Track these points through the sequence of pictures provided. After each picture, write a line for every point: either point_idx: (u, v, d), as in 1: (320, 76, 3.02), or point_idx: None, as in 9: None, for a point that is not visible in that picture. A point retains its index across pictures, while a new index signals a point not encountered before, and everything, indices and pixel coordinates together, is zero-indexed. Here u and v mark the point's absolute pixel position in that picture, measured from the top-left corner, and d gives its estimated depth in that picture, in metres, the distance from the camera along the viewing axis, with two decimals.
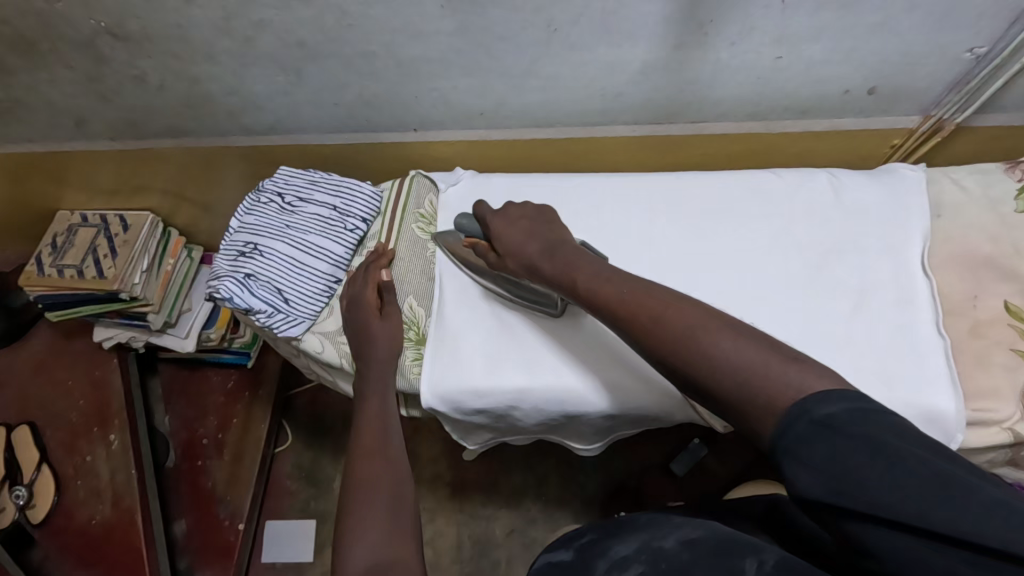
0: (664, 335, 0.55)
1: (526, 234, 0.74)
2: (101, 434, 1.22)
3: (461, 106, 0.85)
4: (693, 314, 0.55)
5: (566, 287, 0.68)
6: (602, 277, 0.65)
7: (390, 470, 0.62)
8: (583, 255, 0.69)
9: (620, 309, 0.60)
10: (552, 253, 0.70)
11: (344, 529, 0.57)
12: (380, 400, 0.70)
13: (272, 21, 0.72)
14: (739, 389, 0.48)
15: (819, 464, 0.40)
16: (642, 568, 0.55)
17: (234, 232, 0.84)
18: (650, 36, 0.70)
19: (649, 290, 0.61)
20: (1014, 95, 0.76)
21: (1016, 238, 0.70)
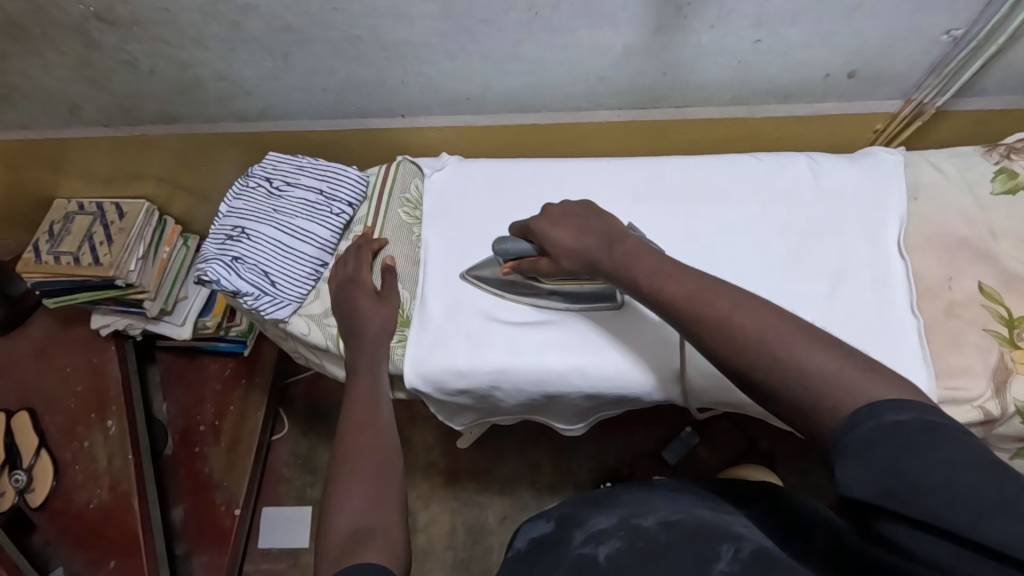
0: (729, 341, 0.48)
1: (581, 233, 0.67)
2: (99, 419, 1.23)
3: (447, 90, 0.86)
4: (762, 315, 0.48)
5: (626, 283, 0.61)
6: (663, 267, 0.58)
7: (377, 445, 0.62)
8: (629, 243, 0.63)
9: (675, 307, 0.54)
10: (615, 243, 0.64)
11: (328, 498, 0.57)
12: (371, 378, 0.70)
13: (258, 5, 0.73)
14: (813, 397, 0.43)
15: (874, 466, 0.37)
16: (618, 544, 0.55)
17: (223, 216, 0.85)
18: (631, 20, 0.70)
19: (713, 285, 0.53)
20: (992, 78, 0.77)
21: (992, 220, 0.71)
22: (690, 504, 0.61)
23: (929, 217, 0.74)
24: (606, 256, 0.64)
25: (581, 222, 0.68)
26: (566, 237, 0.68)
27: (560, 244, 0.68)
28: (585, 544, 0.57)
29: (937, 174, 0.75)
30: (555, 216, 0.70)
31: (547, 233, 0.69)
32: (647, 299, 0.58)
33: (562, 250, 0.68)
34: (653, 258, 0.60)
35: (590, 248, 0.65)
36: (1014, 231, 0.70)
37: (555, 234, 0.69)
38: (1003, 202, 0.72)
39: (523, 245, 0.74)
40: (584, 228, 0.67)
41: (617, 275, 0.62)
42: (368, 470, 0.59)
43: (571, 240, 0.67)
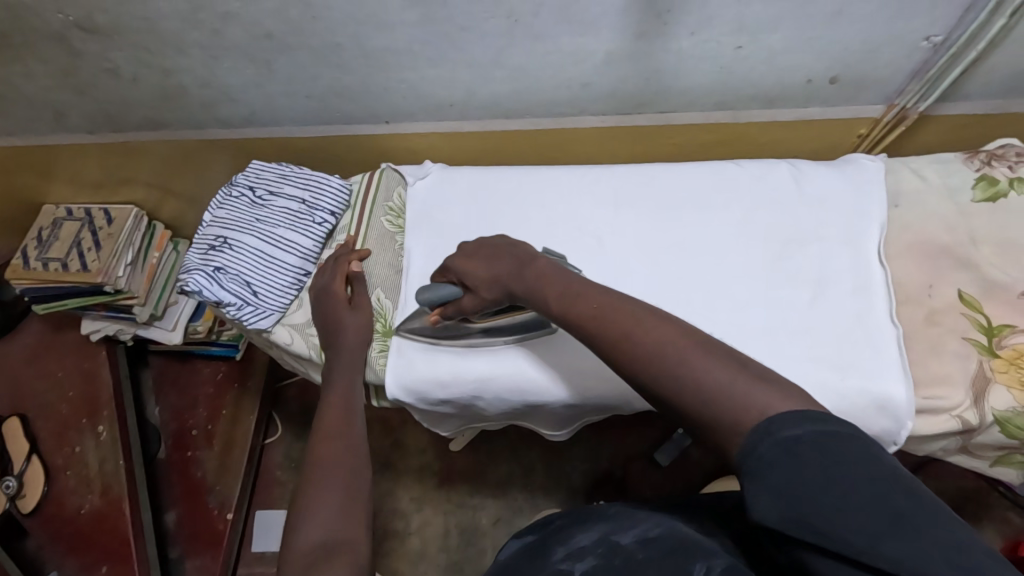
0: (633, 358, 0.49)
1: (492, 260, 0.67)
2: (90, 424, 1.23)
3: (430, 96, 0.86)
4: (663, 331, 0.50)
5: (540, 305, 0.61)
6: (575, 289, 0.58)
7: (348, 456, 0.62)
8: (543, 264, 0.63)
9: (585, 327, 0.55)
10: (526, 267, 0.64)
11: (297, 509, 0.57)
12: (345, 388, 0.70)
13: (237, 13, 0.72)
14: (709, 410, 0.44)
15: (779, 487, 0.37)
16: (595, 561, 0.55)
17: (207, 226, 0.85)
18: (611, 27, 0.70)
19: (618, 303, 0.54)
20: (974, 83, 0.76)
21: (974, 227, 0.71)
22: (669, 519, 0.61)
23: (911, 224, 0.74)
24: (517, 283, 0.64)
25: (492, 251, 0.68)
26: (478, 269, 0.68)
27: (472, 276, 0.68)
28: (562, 560, 0.56)
29: (919, 180, 0.75)
30: (469, 251, 0.70)
31: (460, 268, 0.69)
32: (560, 320, 0.58)
33: (475, 281, 0.68)
34: (566, 281, 0.60)
35: (501, 272, 0.65)
36: (995, 237, 0.70)
37: (465, 268, 0.69)
38: (985, 208, 0.72)
39: (445, 292, 0.71)
40: (497, 255, 0.67)
41: (529, 299, 0.62)
42: (338, 483, 0.59)
43: (483, 270, 0.67)
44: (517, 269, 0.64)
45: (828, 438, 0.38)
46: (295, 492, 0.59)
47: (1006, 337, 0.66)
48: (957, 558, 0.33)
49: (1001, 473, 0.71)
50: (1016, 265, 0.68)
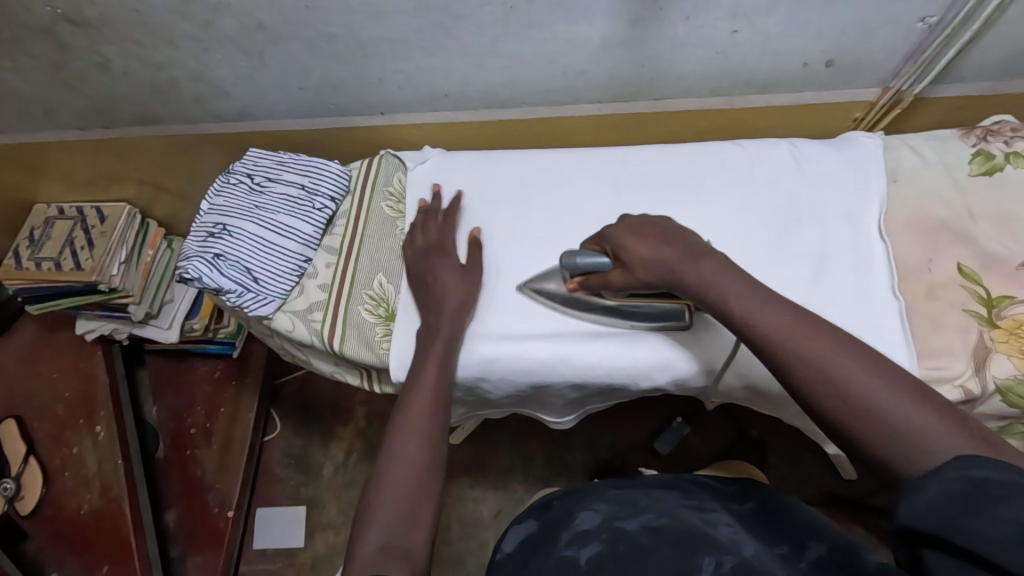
0: (824, 383, 0.47)
1: (656, 244, 0.63)
2: (88, 424, 1.23)
3: (426, 86, 0.85)
4: (866, 365, 0.47)
5: (713, 307, 0.57)
6: (755, 296, 0.54)
7: (422, 450, 0.62)
8: (701, 268, 0.59)
9: (764, 340, 0.52)
10: (696, 264, 0.60)
11: (368, 499, 0.60)
12: (436, 371, 0.68)
13: (229, 4, 0.72)
14: (899, 447, 0.43)
15: (936, 502, 0.38)
16: (600, 547, 0.59)
17: (205, 213, 0.84)
18: (607, 13, 0.70)
19: (805, 322, 0.51)
20: (968, 64, 0.77)
21: (971, 204, 0.72)
22: (673, 507, 0.66)
23: (908, 203, 0.74)
24: (687, 271, 0.60)
25: (660, 235, 0.64)
26: (645, 248, 0.63)
27: (632, 255, 0.64)
28: (567, 547, 0.60)
29: (916, 158, 0.75)
30: (634, 226, 0.66)
31: (623, 244, 0.65)
32: (737, 329, 0.55)
33: (634, 259, 0.64)
34: (740, 286, 0.56)
35: (668, 258, 0.61)
36: (993, 213, 0.70)
37: (631, 246, 0.64)
38: (980, 183, 0.72)
39: (596, 261, 0.68)
40: (663, 238, 0.63)
41: (699, 296, 0.59)
42: (408, 478, 0.60)
43: (648, 252, 0.63)
44: (689, 260, 0.60)
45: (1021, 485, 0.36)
46: (368, 485, 0.61)
47: (1006, 308, 0.67)
48: None
49: None
50: (1013, 239, 0.69)
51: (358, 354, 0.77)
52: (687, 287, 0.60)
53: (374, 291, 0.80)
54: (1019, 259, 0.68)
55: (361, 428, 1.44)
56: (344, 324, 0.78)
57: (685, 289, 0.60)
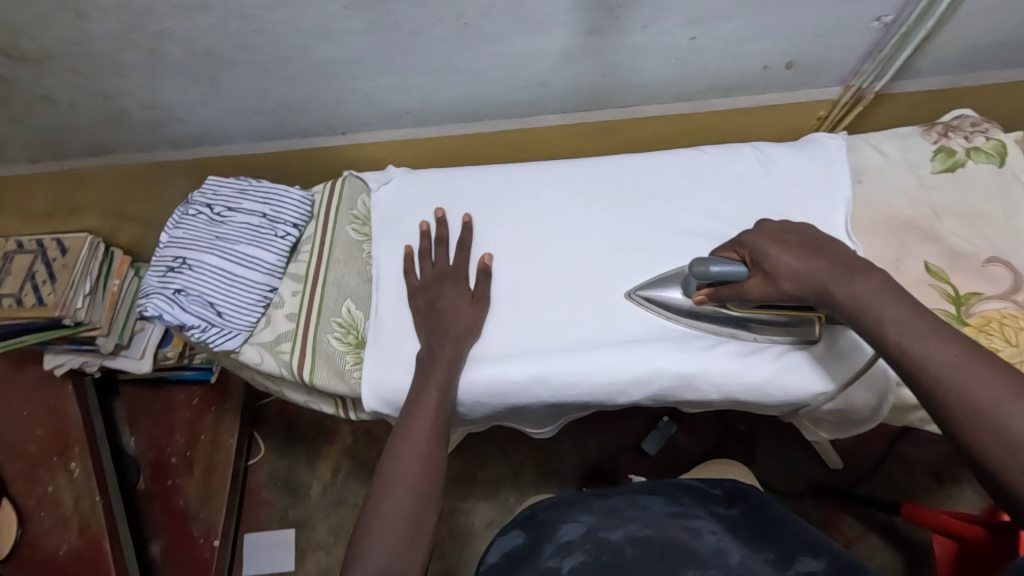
0: (984, 424, 0.46)
1: (809, 255, 0.60)
2: (62, 462, 1.19)
3: (387, 104, 0.83)
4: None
5: (863, 327, 0.55)
6: (919, 327, 0.52)
7: (419, 475, 0.61)
8: (849, 290, 0.56)
9: (925, 374, 0.50)
10: (851, 282, 0.57)
11: (365, 523, 0.59)
12: (438, 393, 0.67)
13: (173, 31, 0.69)
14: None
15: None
16: (583, 557, 0.59)
17: (164, 246, 0.82)
18: (563, 25, 0.69)
19: (975, 360, 0.49)
20: (926, 60, 0.77)
21: (935, 200, 0.72)
22: (656, 516, 0.65)
23: (874, 201, 0.74)
24: (838, 290, 0.57)
25: (812, 246, 0.61)
26: (791, 255, 0.60)
27: (775, 260, 0.61)
28: (551, 558, 0.59)
29: (879, 155, 0.75)
30: (778, 232, 0.63)
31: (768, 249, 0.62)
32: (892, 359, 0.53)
33: (776, 268, 0.61)
34: (897, 312, 0.53)
35: (819, 273, 0.58)
36: (957, 210, 0.71)
37: (772, 253, 0.61)
38: (944, 179, 0.73)
39: (732, 269, 0.63)
40: (816, 250, 0.60)
41: (846, 314, 0.56)
42: (404, 505, 0.59)
43: (795, 261, 0.60)
44: (844, 277, 0.57)
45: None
46: (367, 504, 0.60)
47: (974, 304, 0.67)
48: None
49: None
50: (978, 235, 0.69)
51: (328, 384, 0.76)
52: (834, 304, 0.57)
53: (343, 319, 0.79)
54: (984, 254, 0.68)
55: (347, 446, 1.40)
56: (314, 354, 0.77)
57: (829, 307, 0.58)
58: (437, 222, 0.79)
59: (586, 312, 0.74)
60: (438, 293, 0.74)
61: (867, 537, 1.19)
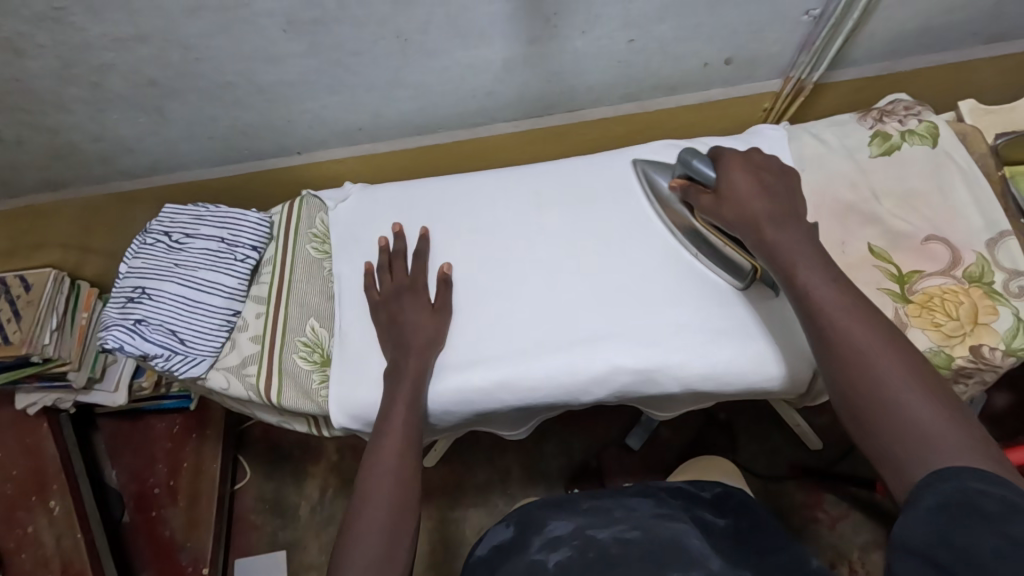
0: (855, 360, 0.53)
1: (766, 195, 0.64)
2: (41, 501, 1.17)
3: (338, 122, 0.84)
4: (901, 363, 0.52)
5: (778, 266, 0.61)
6: (825, 277, 0.58)
7: (393, 495, 0.60)
8: (776, 233, 0.62)
9: (819, 313, 0.56)
10: (780, 225, 0.62)
11: (344, 544, 0.58)
12: (405, 410, 0.67)
13: (114, 64, 0.69)
14: (905, 439, 0.49)
15: (938, 520, 0.42)
16: (569, 552, 0.59)
17: (123, 277, 0.81)
18: (502, 35, 0.70)
19: (859, 308, 0.56)
20: (859, 48, 0.80)
21: (874, 183, 0.74)
22: (644, 518, 0.64)
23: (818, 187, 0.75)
24: (769, 229, 0.62)
25: (773, 189, 0.64)
26: (749, 188, 0.64)
27: (731, 186, 0.65)
28: (538, 551, 0.61)
29: (820, 143, 0.77)
30: (755, 165, 0.66)
31: (733, 176, 0.65)
32: (793, 297, 0.59)
33: (733, 189, 0.65)
34: (809, 261, 0.60)
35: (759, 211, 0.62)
36: (896, 191, 0.73)
37: (735, 179, 0.65)
38: (881, 163, 0.75)
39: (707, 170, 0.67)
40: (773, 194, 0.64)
41: (766, 252, 0.62)
42: (380, 522, 0.59)
43: (753, 197, 0.64)
44: (778, 219, 0.62)
45: (1015, 513, 0.40)
46: (342, 527, 0.60)
47: (916, 282, 0.68)
48: None
49: None
50: (916, 215, 0.72)
51: (296, 405, 0.76)
52: (760, 242, 0.62)
53: (307, 338, 0.79)
54: (922, 233, 0.71)
55: (333, 463, 1.40)
56: (280, 375, 0.77)
57: (757, 245, 0.63)
58: (395, 237, 0.80)
59: (547, 315, 0.75)
60: (399, 307, 0.74)
61: (849, 514, 1.21)
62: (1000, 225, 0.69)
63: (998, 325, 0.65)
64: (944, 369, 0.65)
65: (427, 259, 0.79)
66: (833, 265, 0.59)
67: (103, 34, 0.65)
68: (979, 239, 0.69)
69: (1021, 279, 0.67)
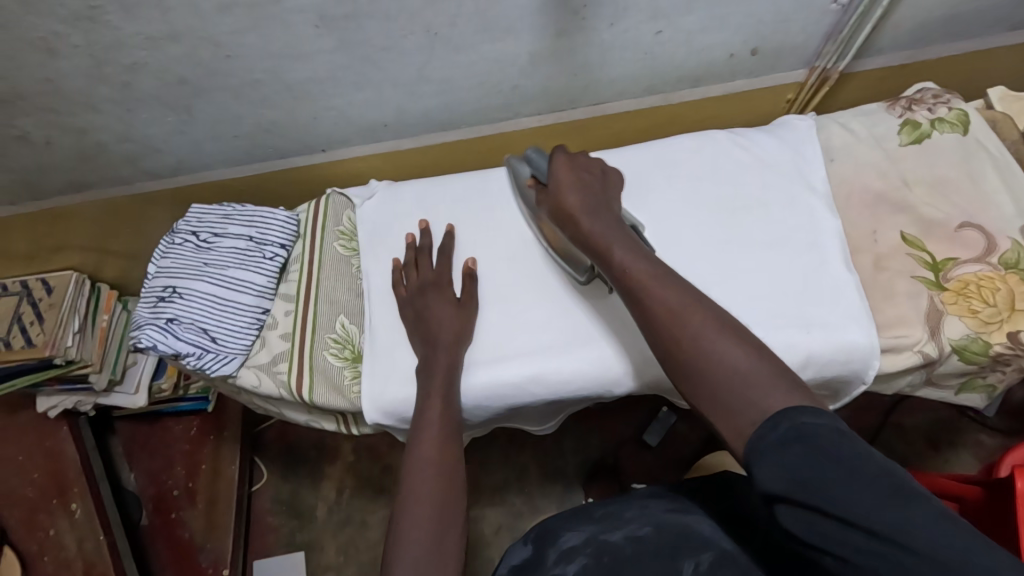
0: (667, 329, 0.55)
1: (580, 187, 0.69)
2: (62, 504, 1.17)
3: (363, 119, 0.85)
4: (707, 319, 0.55)
5: (601, 250, 0.64)
6: (636, 253, 0.62)
7: (439, 489, 0.60)
8: (591, 223, 0.66)
9: (635, 289, 0.59)
10: (594, 215, 0.67)
11: (392, 539, 0.58)
12: (441, 408, 0.67)
13: (145, 62, 0.70)
14: (728, 392, 0.50)
15: (787, 466, 0.43)
16: (585, 561, 0.58)
17: (153, 277, 0.81)
18: (532, 28, 0.70)
19: (666, 277, 0.59)
20: (884, 38, 0.80)
21: (904, 171, 0.74)
22: (657, 512, 0.63)
23: (847, 177, 0.76)
24: (584, 221, 0.66)
25: (583, 183, 0.69)
26: (568, 183, 0.69)
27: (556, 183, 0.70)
28: (555, 565, 0.58)
29: (846, 133, 0.77)
30: (571, 163, 0.71)
31: (557, 173, 0.70)
32: (615, 279, 0.62)
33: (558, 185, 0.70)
34: (620, 243, 0.64)
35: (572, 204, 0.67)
36: (926, 179, 0.73)
37: (560, 176, 0.70)
38: (911, 151, 0.75)
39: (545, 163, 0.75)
40: (586, 187, 0.69)
41: (587, 243, 0.66)
42: (427, 516, 0.58)
43: (572, 190, 0.69)
44: (591, 210, 0.67)
45: (839, 435, 0.43)
46: (389, 524, 0.59)
47: (951, 270, 0.68)
48: (889, 499, 0.40)
49: (964, 398, 0.74)
50: (948, 202, 0.71)
51: (328, 401, 0.76)
52: (579, 232, 0.66)
53: (337, 335, 0.79)
54: (956, 220, 0.70)
55: (350, 464, 1.40)
56: (311, 372, 0.77)
57: (579, 234, 0.67)
58: (421, 233, 0.80)
59: (570, 308, 0.75)
60: (425, 303, 0.74)
61: None
62: None
63: None
64: (981, 356, 0.66)
65: (452, 255, 0.79)
66: (638, 244, 0.64)
67: (137, 32, 0.65)
68: (1013, 225, 0.69)
69: None
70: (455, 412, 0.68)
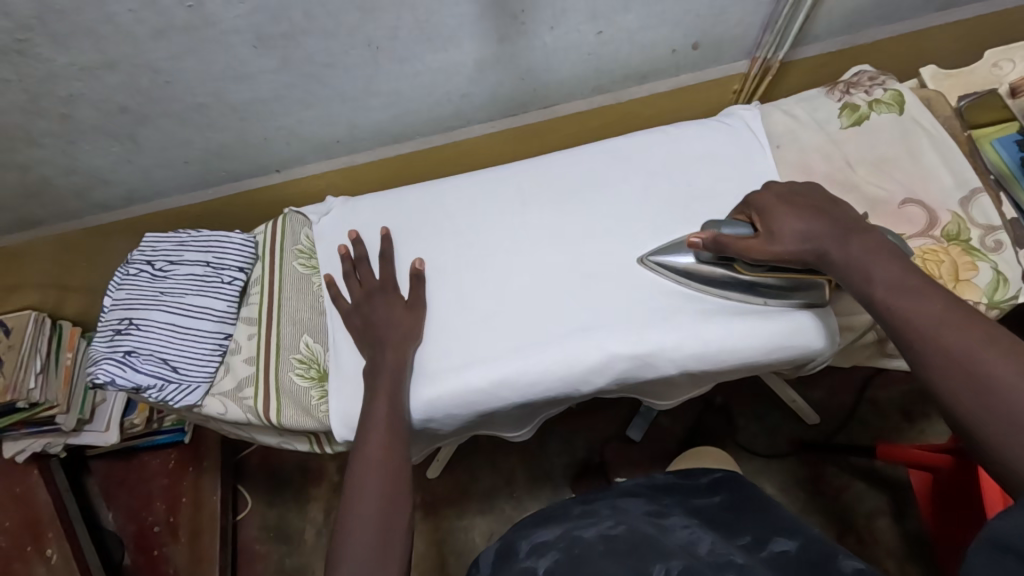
0: (948, 368, 0.49)
1: (812, 218, 0.63)
2: (36, 550, 1.12)
3: (315, 136, 0.84)
4: (1011, 356, 0.46)
5: (856, 285, 0.58)
6: (908, 281, 0.55)
7: (383, 489, 0.61)
8: (844, 249, 0.60)
9: (907, 326, 0.53)
10: (846, 242, 0.60)
11: (336, 541, 0.59)
12: (387, 407, 0.67)
13: (83, 94, 0.69)
14: None
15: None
16: (557, 555, 0.56)
17: (108, 310, 0.80)
18: (472, 36, 0.71)
19: (957, 309, 0.51)
20: (818, 25, 0.82)
21: (847, 153, 0.76)
22: (631, 516, 0.61)
23: (794, 161, 0.77)
24: (839, 252, 0.60)
25: (813, 210, 0.63)
26: (795, 222, 0.63)
27: (779, 223, 0.64)
28: (527, 558, 0.57)
29: (790, 119, 0.79)
30: (786, 196, 0.66)
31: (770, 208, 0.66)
32: (878, 316, 0.56)
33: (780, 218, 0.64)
34: (885, 274, 0.57)
35: (820, 234, 0.61)
36: (868, 160, 0.75)
37: (780, 212, 0.65)
38: (852, 133, 0.77)
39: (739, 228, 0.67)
40: (817, 212, 0.63)
41: (843, 276, 0.59)
42: (373, 517, 0.59)
43: (797, 221, 0.63)
44: (840, 237, 0.61)
45: None
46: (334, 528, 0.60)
47: None
48: None
49: None
50: (891, 180, 0.74)
51: (297, 423, 0.75)
52: (832, 266, 0.61)
53: (303, 355, 0.78)
54: (898, 197, 0.72)
55: (336, 484, 1.38)
56: (277, 395, 0.76)
57: (829, 268, 0.61)
58: (354, 243, 0.78)
59: (535, 309, 0.75)
60: (371, 308, 0.74)
61: (852, 485, 1.20)
62: (971, 182, 0.71)
63: (979, 280, 0.67)
64: None
65: (395, 261, 0.79)
66: (916, 270, 0.56)
67: (70, 63, 0.64)
68: (953, 199, 0.71)
69: (996, 234, 0.69)
70: (402, 409, 0.68)
